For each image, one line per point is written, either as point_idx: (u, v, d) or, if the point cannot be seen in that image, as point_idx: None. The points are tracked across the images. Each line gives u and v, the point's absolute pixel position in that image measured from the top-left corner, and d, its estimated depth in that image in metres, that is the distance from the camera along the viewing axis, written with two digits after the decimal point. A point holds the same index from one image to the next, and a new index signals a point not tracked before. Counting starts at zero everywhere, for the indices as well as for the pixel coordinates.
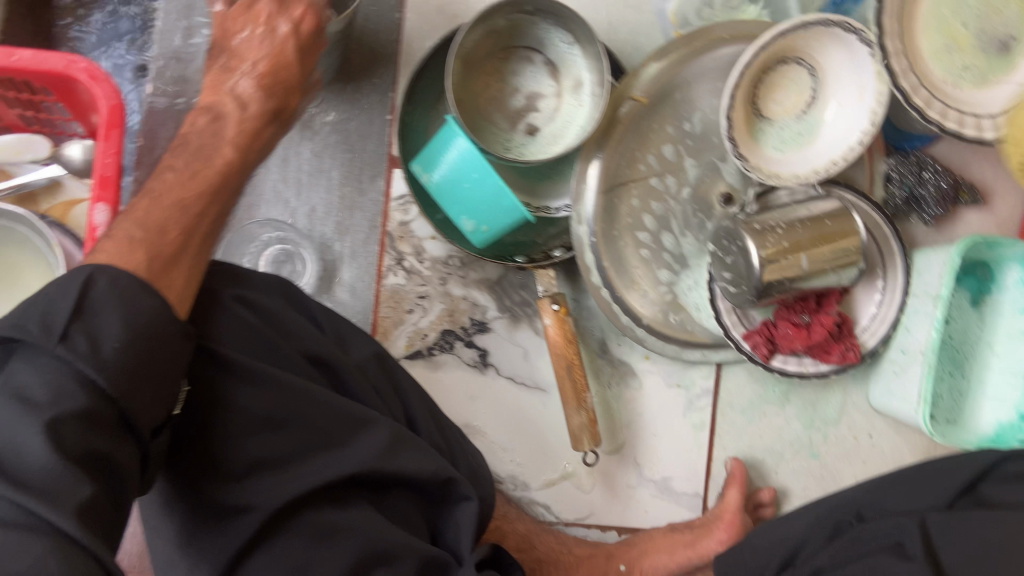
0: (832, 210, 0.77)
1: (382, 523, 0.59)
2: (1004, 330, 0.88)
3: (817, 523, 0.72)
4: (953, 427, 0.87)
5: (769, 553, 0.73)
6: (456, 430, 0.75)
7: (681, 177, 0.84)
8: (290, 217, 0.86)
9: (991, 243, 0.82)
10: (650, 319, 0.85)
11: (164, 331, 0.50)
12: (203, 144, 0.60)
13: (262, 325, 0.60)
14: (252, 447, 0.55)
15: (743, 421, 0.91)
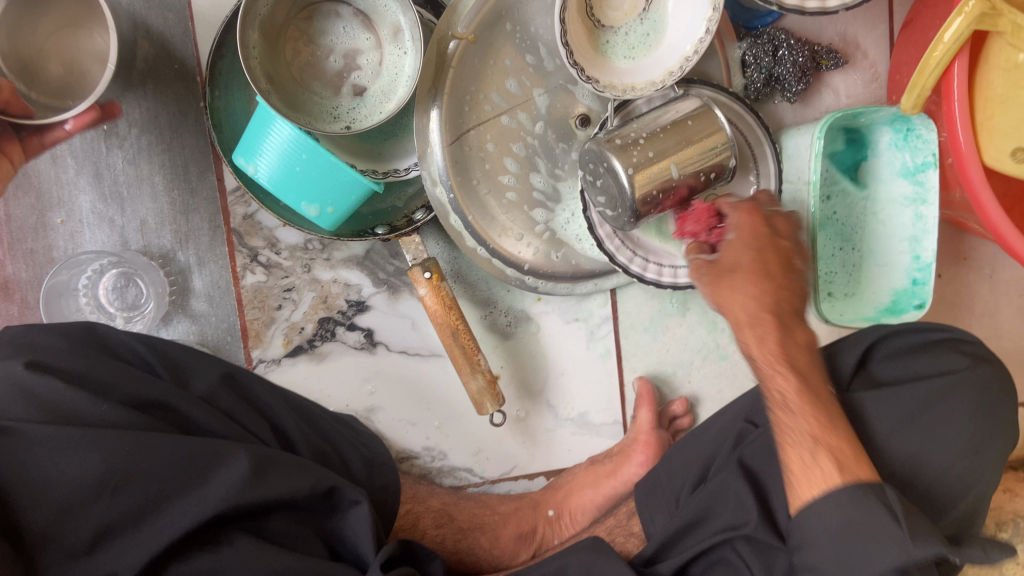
0: (693, 109, 0.74)
1: (269, 553, 0.55)
2: (887, 194, 0.83)
3: (723, 435, 0.71)
4: (851, 300, 0.84)
5: (685, 471, 0.72)
6: (341, 426, 0.73)
7: (532, 110, 0.78)
8: (120, 237, 0.78)
9: (856, 114, 0.77)
10: (532, 262, 0.82)
11: None
12: None
13: (71, 384, 0.55)
14: (93, 517, 0.51)
15: (647, 339, 0.89)
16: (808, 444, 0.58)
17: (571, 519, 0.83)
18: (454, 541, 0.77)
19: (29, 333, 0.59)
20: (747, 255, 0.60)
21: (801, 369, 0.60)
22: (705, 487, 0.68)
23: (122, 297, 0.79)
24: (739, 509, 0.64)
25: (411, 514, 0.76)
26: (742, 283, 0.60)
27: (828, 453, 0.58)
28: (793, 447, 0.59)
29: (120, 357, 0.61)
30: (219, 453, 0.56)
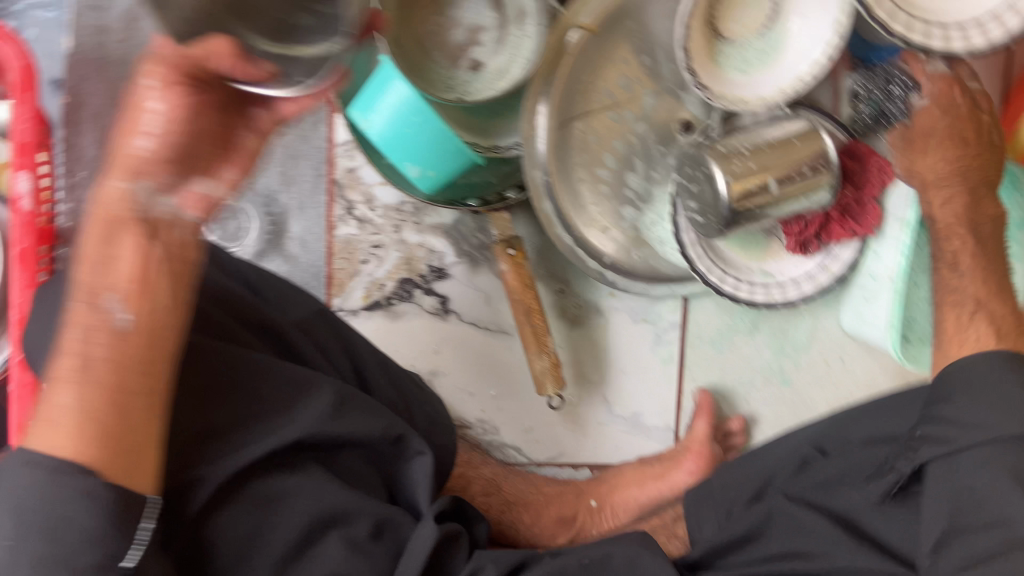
0: (801, 130, 0.75)
1: (333, 486, 0.58)
2: None
3: (785, 457, 0.73)
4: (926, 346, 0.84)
5: (741, 485, 0.73)
6: (413, 379, 0.75)
7: (638, 108, 0.80)
8: None
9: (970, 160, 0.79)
10: (613, 256, 0.83)
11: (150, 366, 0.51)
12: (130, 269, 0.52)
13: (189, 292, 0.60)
14: (194, 421, 0.55)
15: (712, 351, 0.90)
16: (971, 305, 0.71)
17: (612, 514, 0.83)
18: (498, 511, 0.80)
19: None
20: (942, 118, 0.73)
21: (984, 239, 0.73)
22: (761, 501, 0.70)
23: (223, 227, 0.84)
24: (786, 522, 0.67)
25: (463, 477, 0.81)
26: (934, 143, 0.74)
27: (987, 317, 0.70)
28: (953, 306, 0.73)
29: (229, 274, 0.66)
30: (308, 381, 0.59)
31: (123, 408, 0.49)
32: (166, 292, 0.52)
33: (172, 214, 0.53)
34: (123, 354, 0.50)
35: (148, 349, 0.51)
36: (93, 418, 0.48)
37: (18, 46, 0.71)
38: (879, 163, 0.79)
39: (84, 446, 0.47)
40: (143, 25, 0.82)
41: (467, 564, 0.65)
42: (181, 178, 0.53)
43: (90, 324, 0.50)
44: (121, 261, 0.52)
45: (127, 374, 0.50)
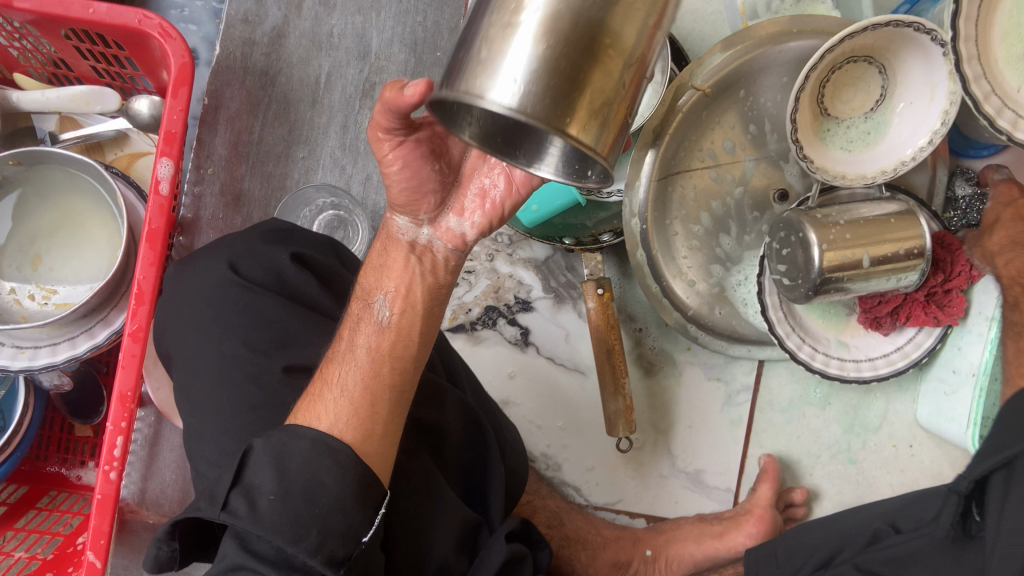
0: (897, 210, 0.78)
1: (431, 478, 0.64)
2: None
3: (858, 530, 0.72)
4: None
5: (806, 555, 0.74)
6: (491, 402, 0.77)
7: (738, 172, 0.84)
8: (345, 183, 0.87)
9: None
10: (695, 310, 0.86)
11: (397, 362, 0.62)
12: (393, 273, 0.65)
13: (321, 286, 0.68)
14: None
15: (781, 419, 0.90)
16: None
17: (666, 565, 0.84)
18: (558, 545, 0.80)
19: (296, 232, 0.70)
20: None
21: None
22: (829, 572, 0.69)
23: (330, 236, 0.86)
24: None
25: (530, 505, 0.81)
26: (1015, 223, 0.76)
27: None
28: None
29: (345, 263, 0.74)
30: (431, 394, 0.69)
31: (371, 396, 0.59)
32: (421, 303, 0.65)
33: (428, 240, 0.66)
34: (381, 345, 0.62)
35: (397, 341, 0.62)
36: (351, 399, 0.58)
37: (181, 45, 0.79)
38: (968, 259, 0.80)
39: (342, 425, 0.57)
40: (287, 42, 0.89)
41: None
42: (438, 214, 0.64)
43: (362, 316, 0.63)
44: (392, 270, 0.65)
45: (382, 366, 0.61)
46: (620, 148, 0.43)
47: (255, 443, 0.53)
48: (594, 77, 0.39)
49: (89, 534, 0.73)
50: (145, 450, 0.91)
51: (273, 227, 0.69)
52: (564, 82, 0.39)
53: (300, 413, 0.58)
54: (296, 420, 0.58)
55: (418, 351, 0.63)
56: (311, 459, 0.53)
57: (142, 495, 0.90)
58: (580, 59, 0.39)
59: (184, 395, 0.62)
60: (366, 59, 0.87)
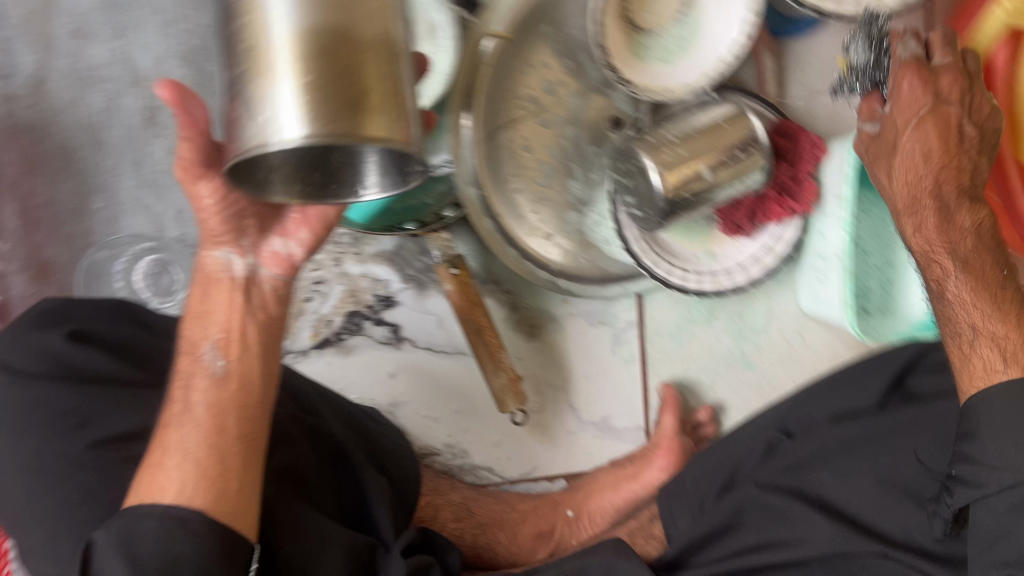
0: (728, 114, 0.75)
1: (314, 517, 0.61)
2: None
3: (751, 443, 0.77)
4: (886, 317, 0.83)
5: (710, 477, 0.76)
6: (359, 408, 0.75)
7: (565, 111, 0.80)
8: (157, 225, 0.80)
9: None
10: (560, 264, 0.82)
11: (241, 412, 0.57)
12: (209, 321, 0.59)
13: (115, 358, 0.61)
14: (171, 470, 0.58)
15: (672, 345, 0.89)
16: (970, 334, 0.62)
17: (590, 521, 0.83)
18: (473, 536, 0.78)
19: (72, 311, 0.62)
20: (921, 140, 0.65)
21: (967, 256, 0.64)
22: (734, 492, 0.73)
23: (155, 283, 0.80)
24: (758, 511, 0.71)
25: (431, 506, 0.78)
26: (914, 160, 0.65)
27: (992, 344, 0.61)
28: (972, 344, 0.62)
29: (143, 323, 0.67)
30: (281, 435, 0.65)
31: (220, 453, 0.55)
32: (258, 345, 0.60)
33: (255, 270, 0.61)
34: (221, 399, 0.57)
35: (238, 392, 0.58)
36: (196, 461, 0.54)
37: None
38: (810, 142, 0.78)
39: (192, 491, 0.53)
40: (51, 87, 0.78)
41: None
42: (261, 239, 0.61)
43: (193, 373, 0.57)
44: (214, 313, 0.59)
45: (225, 418, 0.56)
46: (416, 124, 0.48)
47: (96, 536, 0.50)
48: (355, 72, 0.44)
49: None
50: None
51: (40, 309, 0.62)
52: (337, 88, 0.44)
53: (137, 488, 0.53)
54: (135, 498, 0.52)
55: (262, 395, 0.59)
56: (161, 537, 0.50)
57: None
58: (334, 66, 0.43)
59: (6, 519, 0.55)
60: (141, 84, 0.79)
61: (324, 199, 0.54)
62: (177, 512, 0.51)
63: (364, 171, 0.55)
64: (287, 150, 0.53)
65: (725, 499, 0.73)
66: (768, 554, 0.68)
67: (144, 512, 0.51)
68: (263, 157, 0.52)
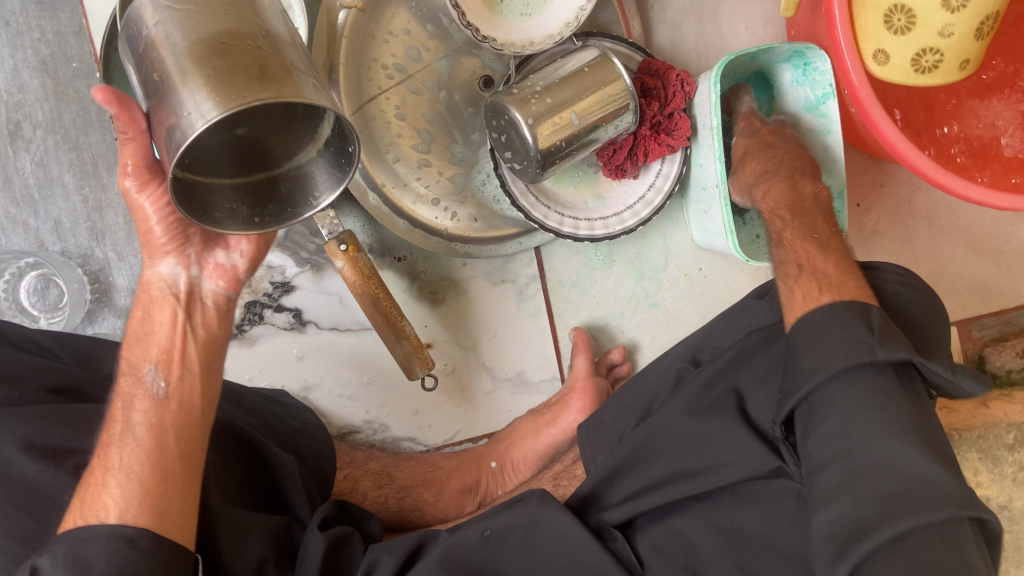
0: (592, 58, 0.76)
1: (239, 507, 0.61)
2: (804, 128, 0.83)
3: (662, 375, 0.72)
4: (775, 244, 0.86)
5: (632, 405, 0.72)
6: (257, 394, 0.74)
7: (434, 75, 0.80)
8: (36, 240, 0.78)
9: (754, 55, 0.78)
10: (452, 228, 0.84)
11: (186, 423, 0.53)
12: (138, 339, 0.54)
13: None
14: None
15: (576, 294, 0.90)
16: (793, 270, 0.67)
17: (514, 469, 0.84)
18: (397, 499, 0.78)
19: None
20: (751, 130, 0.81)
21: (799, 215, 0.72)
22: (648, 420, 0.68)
23: (42, 299, 0.79)
24: (672, 437, 0.66)
25: (350, 478, 0.76)
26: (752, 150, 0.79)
27: (810, 276, 0.65)
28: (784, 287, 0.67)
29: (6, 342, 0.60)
30: None
31: (163, 470, 0.50)
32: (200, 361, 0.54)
33: (196, 283, 0.54)
34: (163, 419, 0.52)
35: (180, 413, 0.53)
36: (140, 482, 0.49)
37: None
38: (677, 77, 0.79)
39: (136, 509, 0.49)
40: None
41: (365, 556, 0.64)
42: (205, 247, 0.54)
43: (132, 394, 0.52)
44: (155, 333, 0.53)
45: (166, 437, 0.52)
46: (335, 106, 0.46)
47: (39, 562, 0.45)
48: (250, 51, 0.42)
49: None
50: None
51: None
52: (240, 66, 0.41)
53: (80, 507, 0.49)
54: (75, 519, 0.48)
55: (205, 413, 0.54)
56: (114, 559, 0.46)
57: None
58: (227, 48, 0.41)
59: None
60: None
61: (281, 225, 0.52)
62: (125, 532, 0.47)
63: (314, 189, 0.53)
64: (231, 197, 0.51)
65: (641, 427, 0.69)
66: (684, 486, 0.64)
67: (89, 532, 0.47)
68: (208, 203, 0.50)
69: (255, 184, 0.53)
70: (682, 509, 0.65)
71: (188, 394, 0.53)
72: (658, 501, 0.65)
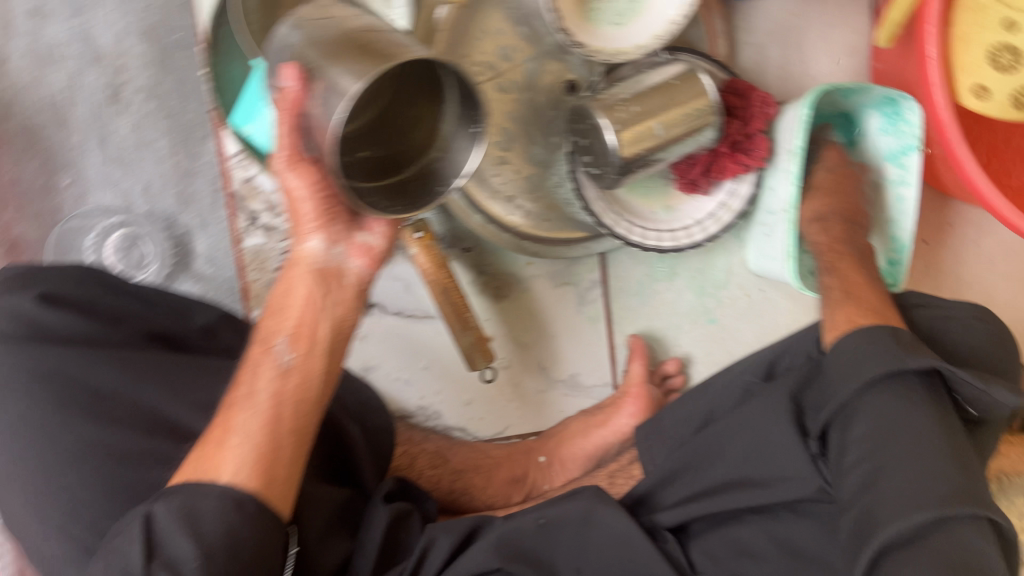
0: (680, 72, 0.77)
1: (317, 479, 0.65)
2: (882, 172, 0.85)
3: (728, 389, 0.73)
4: None
5: (688, 420, 0.74)
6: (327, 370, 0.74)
7: (522, 75, 0.82)
8: (124, 199, 0.81)
9: (845, 90, 0.80)
10: (523, 227, 0.85)
11: (300, 393, 0.55)
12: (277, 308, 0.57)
13: (88, 319, 0.60)
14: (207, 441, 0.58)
15: (636, 302, 0.91)
16: (836, 295, 0.73)
17: (562, 467, 0.85)
18: (450, 482, 0.81)
19: (34, 271, 0.61)
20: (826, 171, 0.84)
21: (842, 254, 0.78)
22: (711, 429, 0.69)
23: (127, 256, 0.81)
24: (737, 450, 0.66)
25: (408, 454, 0.81)
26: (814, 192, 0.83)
27: (849, 307, 0.70)
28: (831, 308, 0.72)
29: (110, 292, 0.63)
30: None
31: (274, 438, 0.53)
32: (327, 340, 0.57)
33: (339, 263, 0.57)
34: (284, 390, 0.54)
35: (301, 386, 0.55)
36: (257, 446, 0.52)
37: None
38: (760, 98, 0.81)
39: (246, 472, 0.51)
40: (9, 66, 0.78)
41: (422, 535, 0.66)
42: (350, 228, 0.56)
43: (260, 360, 0.55)
44: (292, 307, 0.56)
45: (285, 407, 0.54)
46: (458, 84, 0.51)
47: (155, 507, 0.48)
48: (383, 43, 0.49)
49: None
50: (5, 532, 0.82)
51: (10, 274, 0.60)
52: (373, 55, 0.47)
53: (197, 462, 0.51)
54: (193, 473, 0.51)
55: (324, 389, 0.56)
56: (223, 516, 0.48)
57: None
58: (362, 41, 0.49)
59: None
60: (102, 62, 0.79)
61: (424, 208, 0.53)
62: (234, 495, 0.49)
63: (449, 179, 0.55)
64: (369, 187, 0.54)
65: (701, 435, 0.70)
66: (735, 496, 0.65)
67: (201, 489, 0.49)
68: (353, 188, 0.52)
69: (390, 186, 0.55)
70: (736, 519, 0.66)
71: (310, 371, 0.56)
72: (712, 507, 0.66)
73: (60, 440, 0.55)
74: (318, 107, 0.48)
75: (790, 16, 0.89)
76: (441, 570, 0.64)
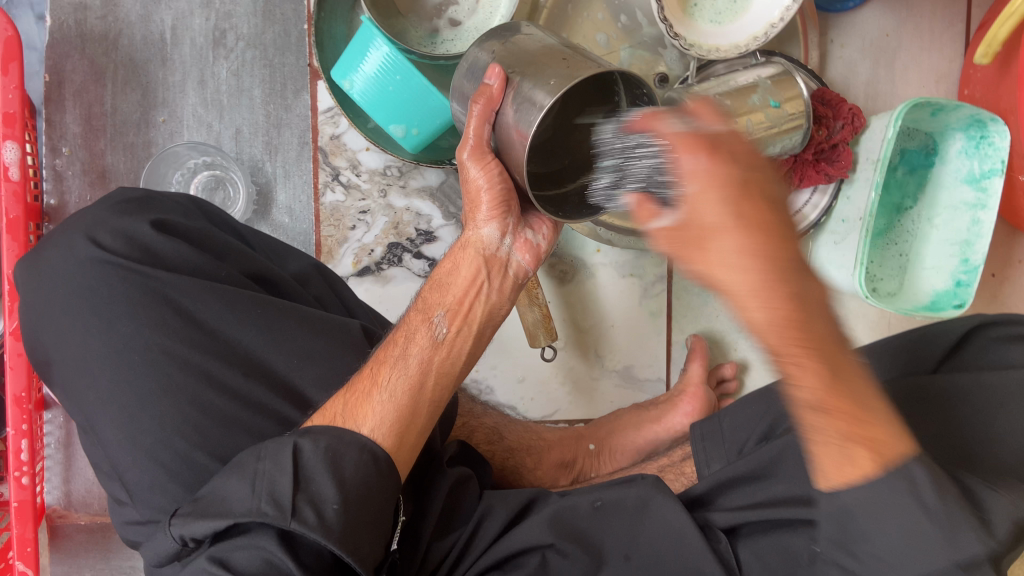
0: (775, 74, 0.77)
1: None
2: (953, 199, 0.83)
3: None
4: (893, 298, 0.85)
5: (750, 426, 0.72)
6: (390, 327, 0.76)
7: (615, 62, 0.83)
8: (214, 140, 0.82)
9: (934, 107, 0.79)
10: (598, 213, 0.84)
11: (440, 366, 0.59)
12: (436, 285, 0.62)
13: (196, 250, 0.63)
14: (297, 377, 0.60)
15: (699, 303, 0.91)
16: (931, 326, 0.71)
17: (610, 456, 0.85)
18: (503, 457, 0.80)
19: (149, 198, 0.65)
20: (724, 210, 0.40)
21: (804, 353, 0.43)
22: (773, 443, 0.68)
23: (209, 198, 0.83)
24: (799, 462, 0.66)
25: (466, 426, 0.79)
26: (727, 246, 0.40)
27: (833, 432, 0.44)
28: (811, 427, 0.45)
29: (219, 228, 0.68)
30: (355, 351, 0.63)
31: (415, 403, 0.57)
32: (478, 322, 0.61)
33: (506, 254, 0.61)
34: (433, 360, 0.59)
35: (447, 358, 0.60)
36: (398, 406, 0.56)
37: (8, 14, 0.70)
38: (850, 110, 0.80)
39: (386, 429, 0.55)
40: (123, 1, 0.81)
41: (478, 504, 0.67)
42: (520, 223, 0.61)
43: (415, 328, 0.59)
44: (456, 285, 0.61)
45: (428, 377, 0.58)
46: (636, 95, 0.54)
47: (303, 442, 0.50)
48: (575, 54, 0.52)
49: (14, 543, 0.73)
50: (61, 452, 0.84)
51: (132, 197, 0.64)
52: (569, 64, 0.51)
53: (343, 405, 0.55)
54: (340, 414, 0.55)
55: (463, 370, 0.61)
56: (363, 470, 0.51)
57: (68, 499, 0.84)
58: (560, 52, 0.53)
59: (78, 394, 0.58)
60: (210, 6, 0.82)
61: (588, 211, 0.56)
62: (372, 448, 0.53)
63: None
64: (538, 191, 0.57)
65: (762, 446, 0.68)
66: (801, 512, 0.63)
67: (345, 441, 0.52)
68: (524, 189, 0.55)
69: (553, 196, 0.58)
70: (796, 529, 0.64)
71: (457, 349, 0.61)
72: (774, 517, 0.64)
73: (161, 362, 0.57)
74: (510, 109, 0.53)
75: (883, 35, 0.89)
76: (496, 539, 0.65)
